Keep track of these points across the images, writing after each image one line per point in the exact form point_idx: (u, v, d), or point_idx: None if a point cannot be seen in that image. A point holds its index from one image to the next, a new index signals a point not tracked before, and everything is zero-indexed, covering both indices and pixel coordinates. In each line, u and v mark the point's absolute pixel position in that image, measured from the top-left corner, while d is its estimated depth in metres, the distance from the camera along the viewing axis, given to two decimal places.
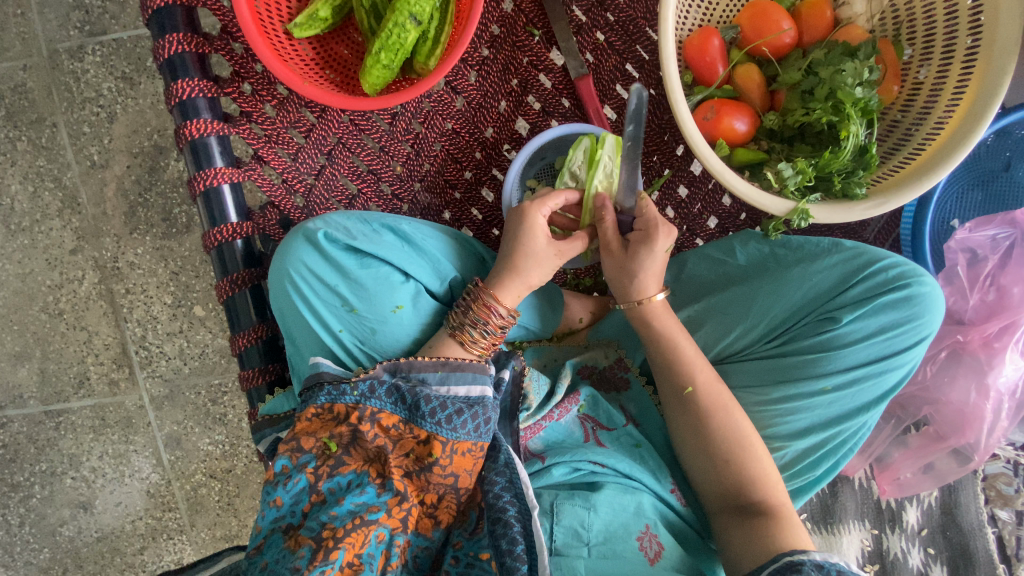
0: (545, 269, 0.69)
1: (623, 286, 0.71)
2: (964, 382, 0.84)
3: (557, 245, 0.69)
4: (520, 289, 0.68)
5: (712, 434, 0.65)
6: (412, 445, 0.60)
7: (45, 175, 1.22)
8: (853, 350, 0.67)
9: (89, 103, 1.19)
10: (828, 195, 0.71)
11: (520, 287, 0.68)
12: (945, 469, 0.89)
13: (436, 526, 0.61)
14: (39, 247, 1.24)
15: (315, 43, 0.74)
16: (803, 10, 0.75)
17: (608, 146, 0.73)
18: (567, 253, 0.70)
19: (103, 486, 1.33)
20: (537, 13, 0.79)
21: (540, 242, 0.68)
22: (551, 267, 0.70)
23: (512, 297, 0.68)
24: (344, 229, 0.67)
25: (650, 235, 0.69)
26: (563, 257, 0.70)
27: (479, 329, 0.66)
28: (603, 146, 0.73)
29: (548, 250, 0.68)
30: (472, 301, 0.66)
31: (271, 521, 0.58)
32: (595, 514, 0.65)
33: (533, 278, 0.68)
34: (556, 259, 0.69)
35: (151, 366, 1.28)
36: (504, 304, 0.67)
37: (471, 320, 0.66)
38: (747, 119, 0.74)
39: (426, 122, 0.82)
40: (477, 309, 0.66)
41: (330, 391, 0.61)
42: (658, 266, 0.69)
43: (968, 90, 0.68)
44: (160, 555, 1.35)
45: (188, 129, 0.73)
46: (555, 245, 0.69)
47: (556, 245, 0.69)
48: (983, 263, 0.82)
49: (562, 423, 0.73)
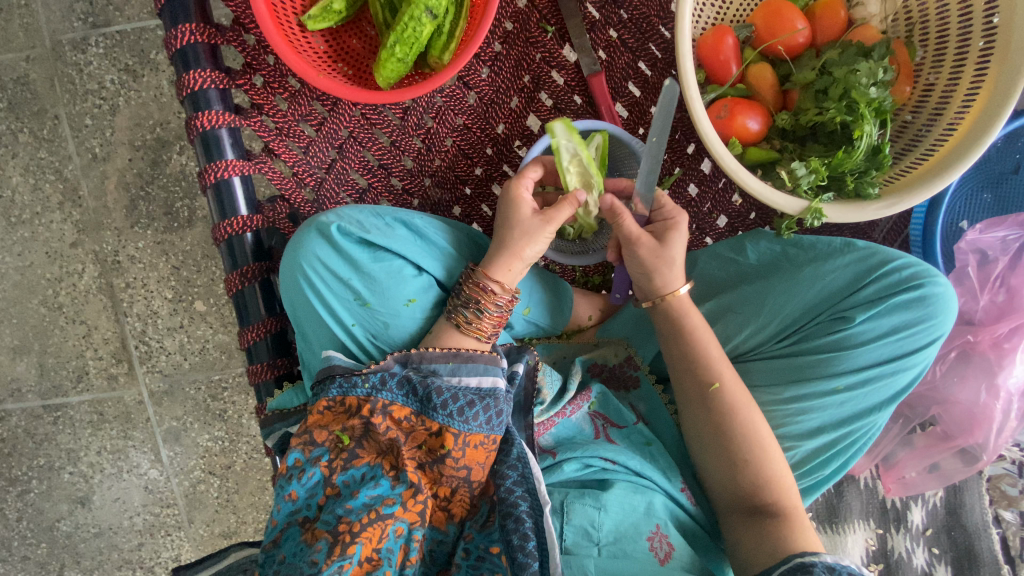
0: (530, 239, 0.66)
1: (651, 278, 0.70)
2: (974, 382, 0.84)
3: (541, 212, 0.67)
4: (511, 261, 0.66)
5: (726, 433, 0.65)
6: (424, 437, 0.60)
7: (46, 167, 1.21)
8: (865, 350, 0.67)
9: (91, 96, 1.18)
10: (841, 195, 0.71)
11: (509, 259, 0.66)
12: (951, 469, 0.89)
13: (450, 519, 0.61)
14: (39, 240, 1.23)
15: (328, 36, 0.74)
16: (817, 10, 0.75)
17: (560, 132, 0.71)
18: (556, 217, 0.67)
19: (101, 482, 1.32)
20: (551, 9, 0.79)
21: (521, 213, 0.67)
22: (543, 237, 0.67)
23: (503, 272, 0.66)
24: (357, 222, 0.67)
25: (675, 222, 0.70)
26: (551, 223, 0.67)
27: (471, 308, 0.65)
28: (557, 133, 0.71)
29: (528, 219, 0.66)
30: (465, 283, 0.66)
31: (288, 515, 0.58)
32: (605, 514, 0.65)
33: (522, 249, 0.66)
34: (544, 226, 0.66)
35: (151, 362, 1.27)
36: (494, 279, 0.66)
37: (464, 300, 0.65)
38: (760, 117, 0.74)
39: (438, 118, 0.81)
40: (468, 290, 0.66)
41: (342, 383, 0.61)
42: (682, 252, 0.71)
43: (981, 92, 0.68)
44: (158, 552, 1.34)
45: (199, 120, 0.73)
46: (536, 213, 0.67)
47: (539, 212, 0.67)
48: (993, 263, 0.83)
49: (573, 419, 0.73)
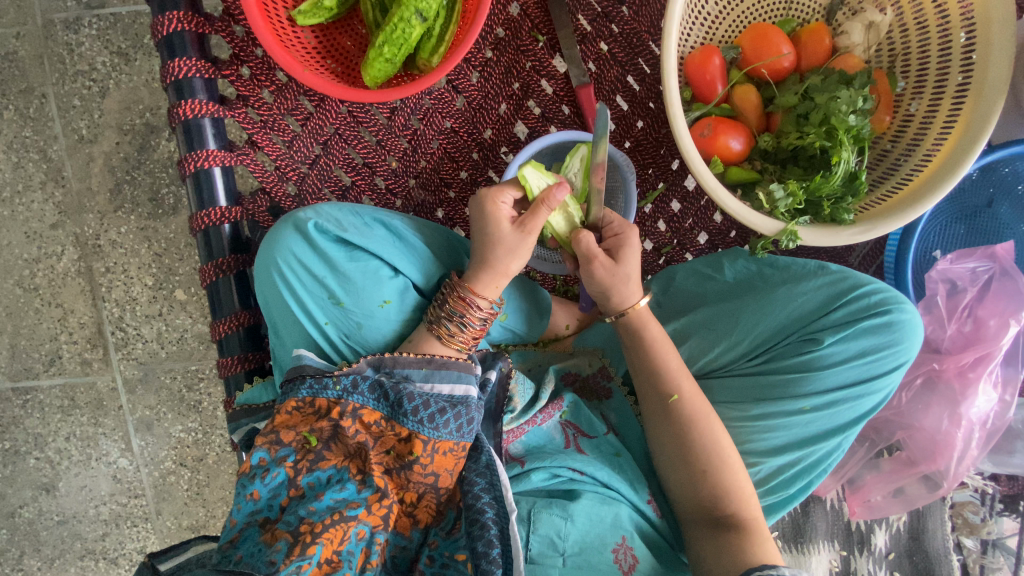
0: (515, 256, 0.67)
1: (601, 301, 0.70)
2: (938, 410, 0.85)
3: (519, 226, 0.66)
4: (498, 279, 0.67)
5: (688, 445, 0.65)
6: (393, 442, 0.59)
7: (30, 145, 1.19)
8: (833, 372, 0.68)
9: (81, 76, 1.17)
10: (817, 219, 0.73)
11: (495, 277, 0.67)
12: (914, 494, 0.89)
13: (415, 526, 0.60)
14: (19, 219, 1.21)
15: (318, 31, 0.74)
16: (804, 35, 0.77)
17: (531, 177, 0.68)
18: (535, 227, 0.66)
19: (68, 469, 1.30)
20: (543, 19, 0.80)
21: (498, 230, 0.66)
22: (525, 250, 0.67)
23: (490, 289, 0.67)
24: (335, 220, 0.66)
25: (625, 237, 0.70)
26: (532, 233, 0.67)
27: (455, 321, 0.65)
28: (528, 181, 0.67)
29: (509, 235, 0.66)
30: (448, 294, 0.66)
31: (248, 515, 0.57)
32: (572, 524, 0.64)
33: (508, 266, 0.67)
34: (525, 239, 0.67)
35: (126, 349, 1.25)
36: (481, 296, 0.66)
37: (447, 312, 0.65)
38: (742, 138, 0.75)
39: (426, 119, 0.81)
40: (452, 303, 0.65)
41: (312, 384, 0.60)
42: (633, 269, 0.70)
43: (956, 125, 0.70)
44: (122, 543, 1.33)
45: (182, 109, 0.72)
46: (515, 225, 0.67)
47: (517, 227, 0.66)
48: (962, 294, 0.84)
49: (542, 428, 0.72)
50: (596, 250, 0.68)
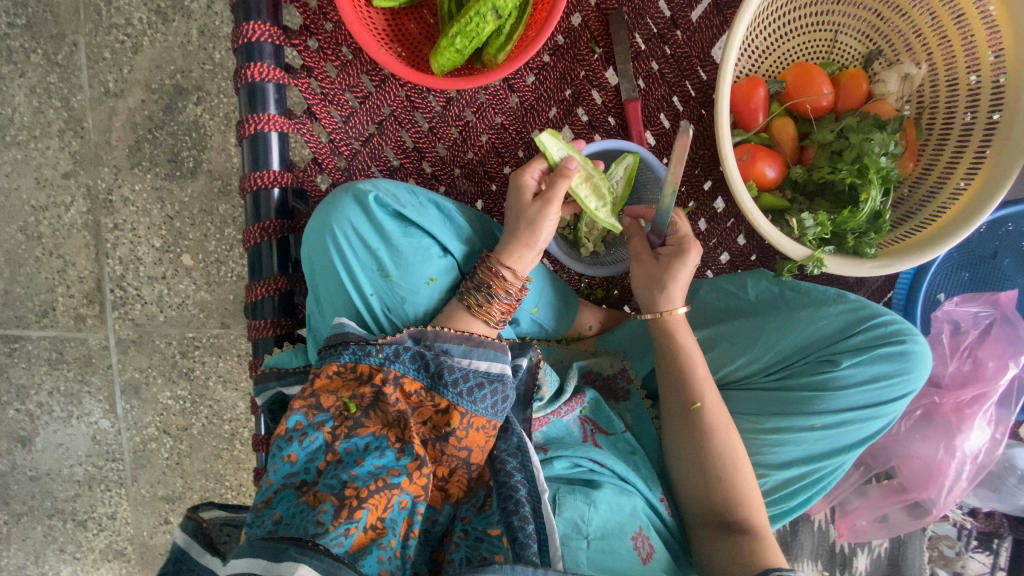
0: (535, 225, 0.68)
1: (649, 295, 0.74)
2: (934, 440, 0.89)
3: (539, 197, 0.69)
4: (521, 250, 0.68)
5: (707, 451, 0.68)
6: (430, 413, 0.61)
7: (53, 92, 1.18)
8: (847, 394, 0.72)
9: (115, 30, 1.16)
10: (840, 250, 0.77)
11: (519, 248, 0.68)
12: (898, 521, 0.93)
13: (446, 500, 0.61)
14: (32, 165, 1.19)
15: (389, 16, 0.76)
16: (843, 79, 0.82)
17: (548, 143, 0.71)
18: (555, 196, 0.68)
19: (47, 424, 1.27)
20: (602, 32, 0.83)
21: (522, 201, 0.70)
22: (547, 219, 0.69)
23: (513, 260, 0.68)
24: (393, 196, 0.69)
25: (683, 251, 0.73)
26: (552, 202, 0.68)
27: (483, 292, 0.67)
28: (546, 147, 0.71)
29: (530, 205, 0.69)
30: (479, 266, 0.68)
31: (285, 476, 0.57)
32: (595, 510, 0.66)
33: (530, 236, 0.68)
34: (545, 208, 0.68)
35: (124, 308, 1.24)
36: (506, 266, 0.68)
37: (476, 284, 0.67)
38: (776, 166, 0.80)
39: (478, 113, 0.84)
40: (480, 273, 0.68)
41: (355, 350, 0.61)
42: (683, 283, 0.73)
43: (977, 177, 0.75)
44: (93, 506, 1.29)
45: (250, 71, 0.74)
46: (537, 198, 0.70)
47: (538, 197, 0.69)
48: (964, 335, 0.90)
49: (564, 420, 0.74)
50: (642, 248, 0.76)
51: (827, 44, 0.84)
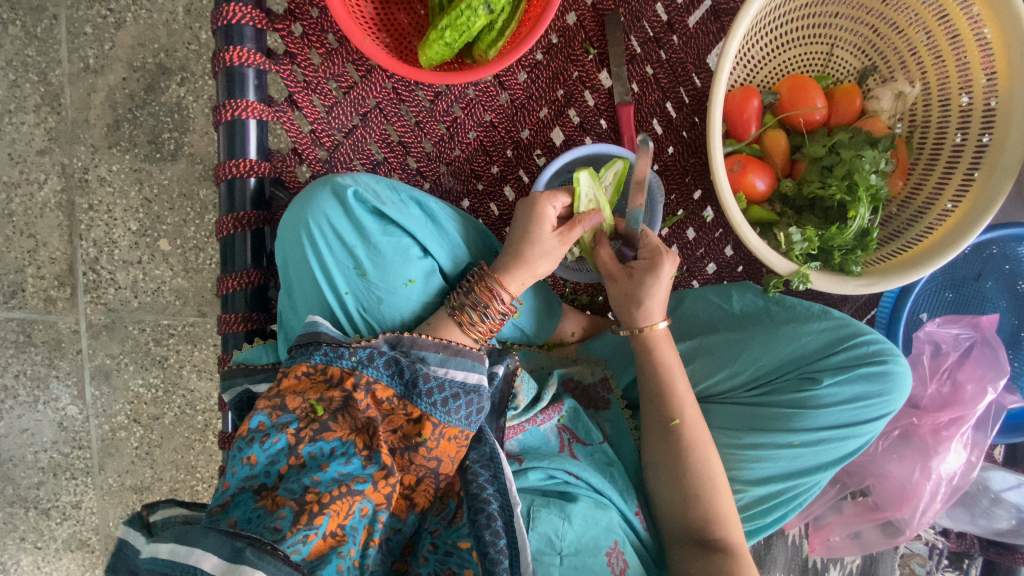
0: (548, 259, 0.69)
1: (628, 313, 0.73)
2: (910, 461, 0.89)
3: (560, 236, 0.69)
4: (525, 277, 0.68)
5: (685, 468, 0.67)
6: (401, 421, 0.59)
7: (30, 66, 1.13)
8: (826, 412, 0.71)
9: (98, 3, 1.12)
10: (826, 266, 0.77)
11: (524, 275, 0.68)
12: (871, 539, 0.94)
13: (411, 509, 0.59)
14: (4, 139, 1.14)
15: (378, 5, 0.74)
16: (837, 93, 0.82)
17: (585, 182, 0.70)
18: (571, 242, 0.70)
19: (11, 409, 1.22)
20: (597, 33, 0.82)
21: (544, 235, 0.68)
22: (557, 257, 0.70)
23: (515, 286, 0.68)
24: (374, 192, 0.66)
25: (656, 264, 0.71)
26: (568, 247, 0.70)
27: (478, 311, 0.65)
28: (581, 186, 0.70)
29: (550, 240, 0.68)
30: (474, 283, 0.66)
31: (243, 480, 0.55)
32: (569, 525, 0.64)
33: (538, 267, 0.68)
34: (561, 248, 0.69)
35: (97, 292, 1.19)
36: (507, 290, 0.67)
37: (472, 301, 0.65)
38: (767, 179, 0.79)
39: (467, 109, 0.82)
40: (478, 292, 0.65)
41: (326, 352, 0.59)
42: (661, 296, 0.72)
43: (965, 199, 0.75)
44: (57, 495, 1.24)
45: (228, 54, 0.71)
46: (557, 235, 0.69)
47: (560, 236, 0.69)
48: (944, 356, 0.90)
49: (541, 429, 0.73)
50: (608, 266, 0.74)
51: (823, 57, 0.83)
